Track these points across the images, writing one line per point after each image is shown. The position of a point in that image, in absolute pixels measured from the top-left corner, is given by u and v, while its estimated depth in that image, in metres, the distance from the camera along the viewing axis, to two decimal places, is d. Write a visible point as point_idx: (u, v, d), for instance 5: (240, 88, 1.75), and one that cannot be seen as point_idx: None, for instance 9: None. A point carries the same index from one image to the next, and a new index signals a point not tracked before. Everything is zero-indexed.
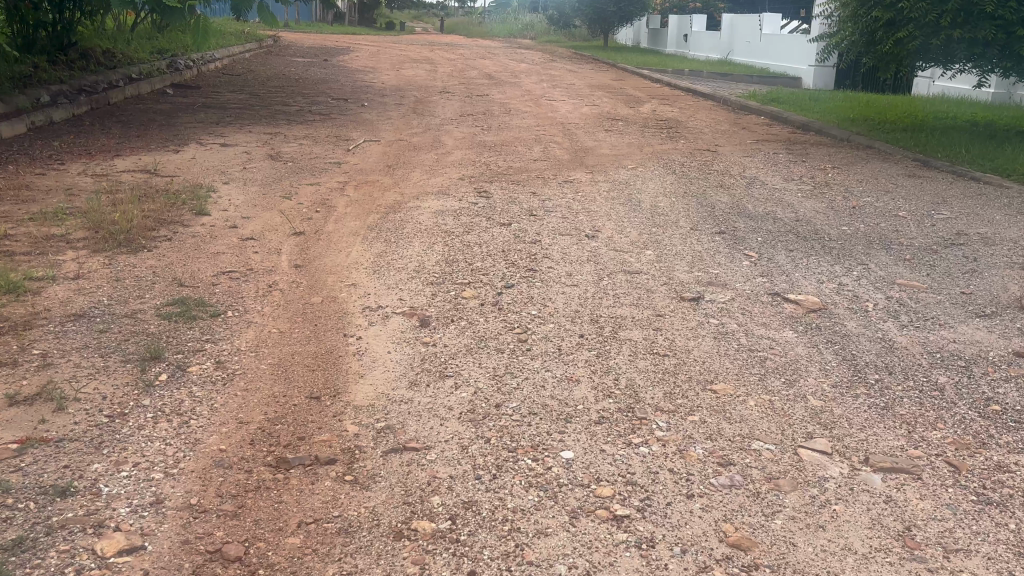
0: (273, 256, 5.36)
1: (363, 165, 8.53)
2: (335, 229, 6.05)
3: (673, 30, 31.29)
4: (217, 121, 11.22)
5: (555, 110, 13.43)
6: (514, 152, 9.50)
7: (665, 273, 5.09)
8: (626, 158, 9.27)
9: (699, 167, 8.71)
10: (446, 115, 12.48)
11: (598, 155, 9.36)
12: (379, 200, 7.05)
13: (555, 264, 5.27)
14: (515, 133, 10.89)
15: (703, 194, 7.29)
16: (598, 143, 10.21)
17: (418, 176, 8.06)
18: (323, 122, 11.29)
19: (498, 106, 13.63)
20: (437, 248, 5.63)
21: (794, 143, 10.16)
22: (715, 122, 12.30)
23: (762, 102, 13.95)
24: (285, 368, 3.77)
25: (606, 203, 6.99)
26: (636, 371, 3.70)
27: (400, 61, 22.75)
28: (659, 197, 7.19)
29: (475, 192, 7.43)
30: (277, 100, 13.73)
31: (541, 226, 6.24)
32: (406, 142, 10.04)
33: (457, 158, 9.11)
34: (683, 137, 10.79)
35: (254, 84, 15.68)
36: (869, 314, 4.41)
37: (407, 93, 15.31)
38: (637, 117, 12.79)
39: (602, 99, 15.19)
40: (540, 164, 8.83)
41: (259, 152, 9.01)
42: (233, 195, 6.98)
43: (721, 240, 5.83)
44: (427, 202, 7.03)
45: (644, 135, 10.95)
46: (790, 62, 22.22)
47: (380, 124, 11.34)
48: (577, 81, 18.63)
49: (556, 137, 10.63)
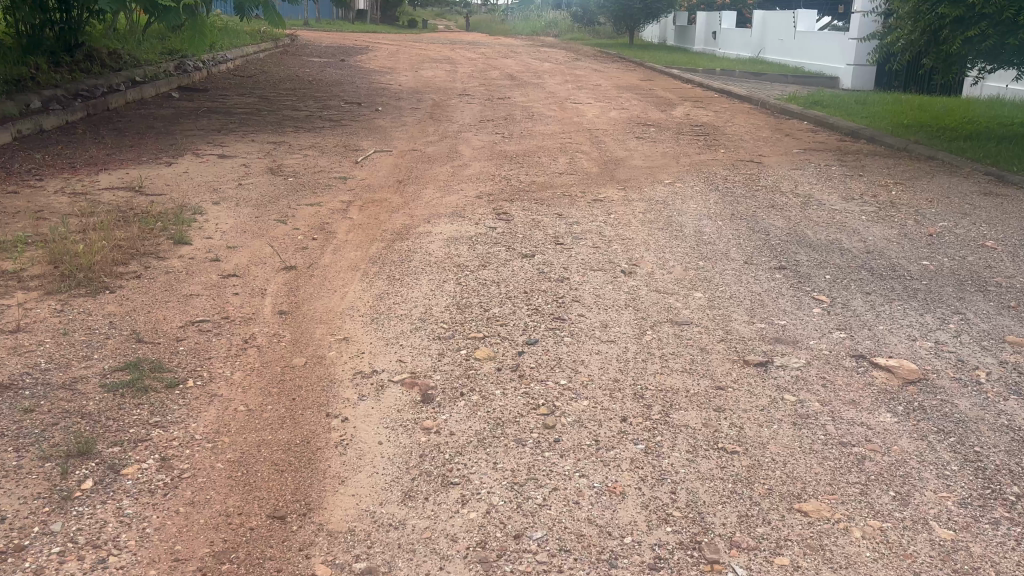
0: (255, 300, 4.57)
1: (371, 179, 7.74)
2: (331, 263, 5.25)
3: (701, 28, 30.23)
4: (219, 127, 10.48)
5: (581, 114, 12.56)
6: (539, 164, 8.67)
7: (720, 325, 4.23)
8: (660, 170, 8.39)
9: (745, 181, 7.81)
10: (465, 121, 11.66)
11: (630, 168, 8.50)
12: (385, 223, 6.25)
13: (586, 310, 4.43)
14: (538, 141, 10.06)
15: (753, 216, 6.41)
16: (630, 153, 9.35)
17: (431, 194, 7.25)
18: (332, 129, 10.51)
19: (521, 110, 12.80)
20: (449, 287, 4.82)
21: (846, 154, 9.23)
22: (755, 128, 11.37)
23: (804, 105, 12.98)
24: (247, 470, 2.97)
25: (643, 228, 6.13)
26: (698, 480, 2.86)
27: (419, 61, 21.96)
28: (703, 220, 6.31)
29: (493, 213, 6.61)
30: (287, 104, 12.98)
31: (569, 258, 5.40)
32: (420, 152, 9.25)
33: (475, 171, 8.29)
34: (721, 146, 9.89)
35: (264, 87, 14.96)
36: (984, 387, 3.52)
37: (424, 96, 14.51)
38: (670, 122, 11.88)
39: (631, 102, 14.28)
40: (566, 178, 7.98)
41: (258, 164, 8.24)
42: (222, 218, 6.21)
43: (782, 279, 4.95)
44: (440, 226, 6.22)
45: (679, 143, 10.06)
46: (827, 60, 21.15)
47: (393, 132, 10.54)
48: (604, 82, 17.73)
49: (583, 146, 9.77)
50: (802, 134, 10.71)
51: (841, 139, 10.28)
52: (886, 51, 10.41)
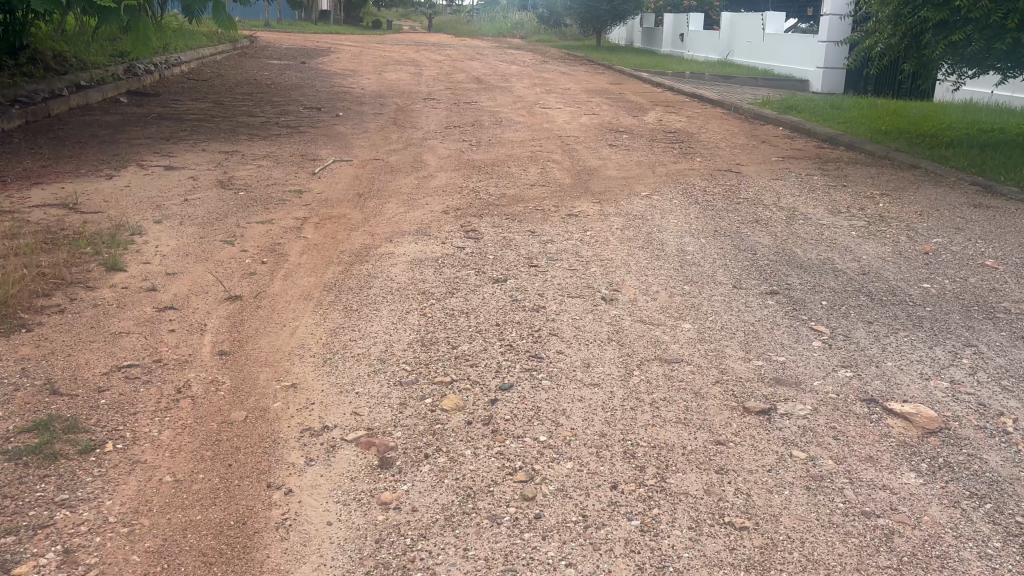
0: (193, 339, 4.07)
1: (330, 193, 7.23)
2: (282, 292, 4.75)
3: (669, 30, 30.04)
4: (169, 136, 9.88)
5: (552, 120, 12.16)
6: (509, 175, 8.24)
7: (714, 363, 3.82)
8: (636, 181, 8.01)
9: (724, 193, 7.45)
10: (431, 127, 11.19)
11: (605, 179, 8.10)
12: (343, 243, 5.77)
13: (565, 346, 3.99)
14: (507, 149, 9.62)
15: (738, 233, 6.04)
16: (603, 162, 8.95)
17: (395, 209, 6.77)
18: (290, 138, 9.97)
19: (488, 116, 12.35)
20: (412, 320, 4.35)
21: (826, 162, 8.93)
22: (730, 134, 11.05)
23: (778, 110, 12.71)
24: (169, 563, 2.48)
25: (622, 247, 5.72)
26: (704, 568, 2.43)
27: (384, 63, 21.41)
28: (686, 237, 5.93)
29: (461, 231, 6.15)
30: (243, 109, 12.41)
31: (544, 283, 4.96)
32: (384, 162, 8.77)
33: (441, 182, 7.82)
34: (697, 153, 9.54)
35: (219, 92, 14.34)
36: (1013, 437, 3.14)
37: (388, 101, 14.00)
38: (643, 128, 11.52)
39: (601, 107, 13.91)
40: (538, 190, 7.56)
41: (208, 177, 7.70)
42: (163, 239, 5.67)
43: (776, 305, 4.56)
44: (403, 245, 5.75)
45: (653, 151, 9.69)
46: (796, 63, 21.01)
47: (355, 140, 10.03)
48: (573, 86, 17.36)
49: (554, 154, 9.36)
50: (778, 141, 10.41)
51: (818, 146, 9.99)
52: (863, 55, 10.15)
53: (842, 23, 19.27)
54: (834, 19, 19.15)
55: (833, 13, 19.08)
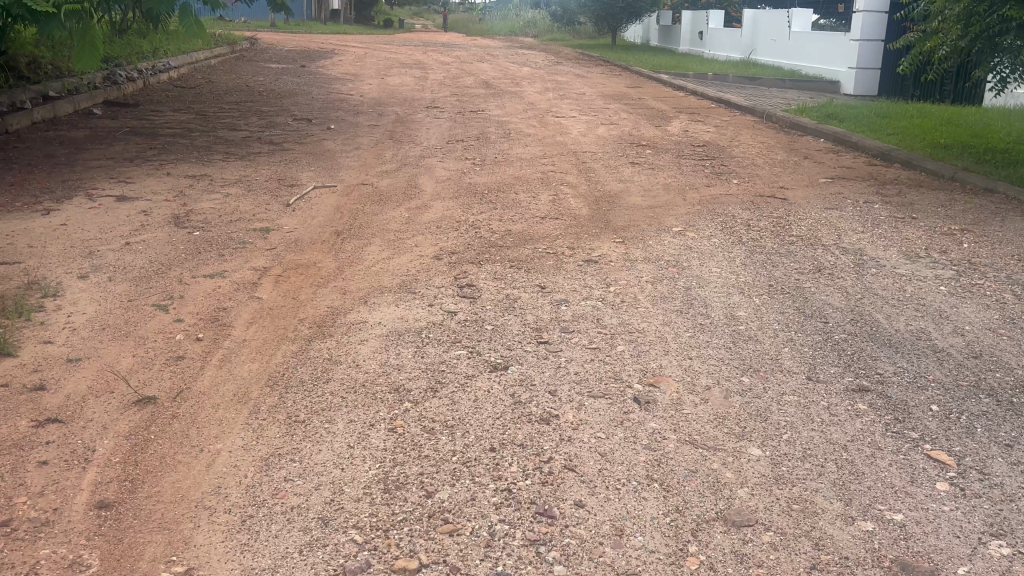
0: (67, 478, 2.93)
1: (303, 231, 6.10)
2: (210, 391, 3.61)
3: (688, 27, 28.73)
4: (134, 156, 8.79)
5: (566, 132, 10.98)
6: (517, 205, 7.07)
7: (802, 528, 2.65)
8: (665, 211, 6.82)
9: (772, 228, 6.25)
10: (431, 141, 10.04)
11: (627, 209, 6.92)
12: (306, 306, 4.62)
13: (586, 492, 2.83)
14: (515, 170, 8.46)
15: (799, 289, 4.86)
16: (625, 185, 7.77)
17: (377, 253, 5.63)
18: (271, 158, 8.86)
19: (496, 127, 11.18)
20: (376, 440, 3.19)
21: (883, 185, 7.70)
22: (765, 148, 9.84)
23: (817, 118, 11.46)
24: None
25: (656, 310, 4.55)
26: None
27: (388, 66, 20.29)
28: (734, 296, 4.75)
29: (454, 285, 5.00)
30: (226, 121, 11.29)
31: (556, 370, 3.79)
32: (372, 187, 7.63)
33: (435, 214, 6.67)
34: (732, 173, 8.34)
35: (205, 101, 13.24)
36: None
37: (387, 110, 12.85)
38: (667, 141, 10.32)
39: (620, 115, 12.70)
40: (550, 226, 6.39)
41: (163, 210, 6.58)
42: (80, 303, 4.55)
43: (873, 414, 3.38)
44: (381, 308, 4.60)
45: (682, 170, 8.51)
46: (825, 63, 19.69)
47: (344, 159, 8.90)
48: (588, 90, 16.16)
49: (568, 176, 8.19)
50: (822, 157, 9.20)
51: (869, 164, 8.77)
52: (921, 58, 8.90)
53: (877, 20, 17.96)
54: (867, 17, 17.88)
55: (866, 10, 17.82)
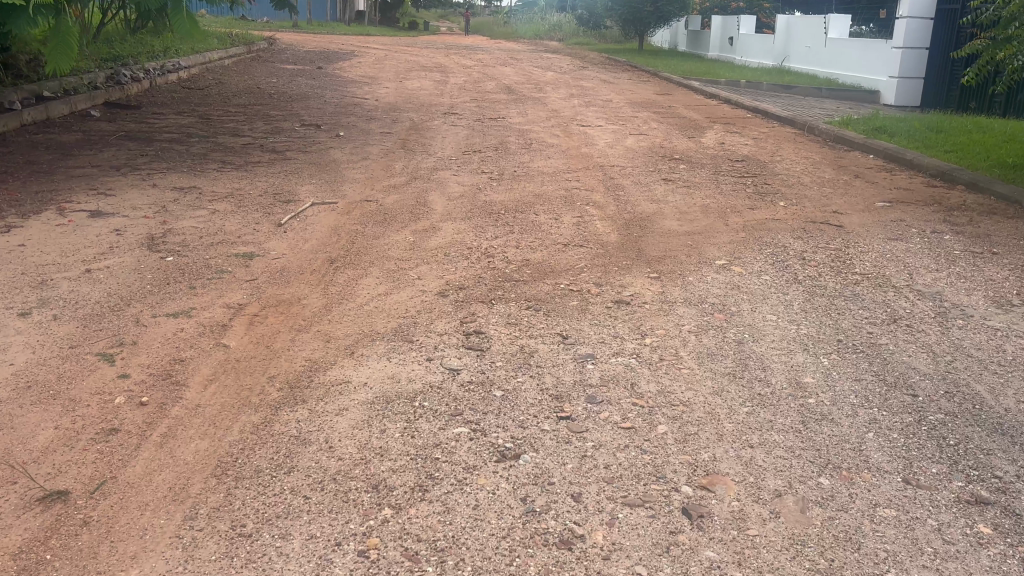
0: None
1: (292, 258, 5.35)
2: (139, 483, 2.87)
3: (718, 32, 27.80)
4: (122, 164, 8.11)
5: (592, 143, 10.18)
6: (537, 228, 6.28)
7: None
8: (705, 239, 5.99)
9: (830, 263, 5.42)
10: (445, 152, 9.28)
11: (661, 235, 6.10)
12: (279, 360, 3.86)
13: None
14: (535, 186, 7.68)
15: (874, 347, 4.02)
16: (658, 207, 6.97)
17: (372, 287, 4.86)
18: (270, 168, 8.14)
19: (516, 137, 10.41)
20: (340, 571, 2.42)
21: (950, 211, 6.83)
22: (810, 164, 8.99)
23: (865, 131, 10.58)
24: None
25: (701, 373, 3.73)
26: None
27: (407, 68, 19.59)
28: (796, 356, 3.92)
29: (460, 331, 4.22)
30: (228, 126, 10.60)
31: (580, 462, 2.99)
32: (376, 204, 6.88)
33: (444, 238, 5.89)
34: (777, 194, 7.49)
35: (211, 103, 12.58)
36: None
37: (402, 116, 12.12)
38: (702, 155, 9.49)
39: (648, 124, 11.89)
40: (573, 255, 5.59)
41: (138, 229, 5.86)
42: (10, 351, 3.82)
43: (1003, 545, 2.55)
44: (369, 362, 3.82)
45: (720, 189, 7.69)
46: (865, 72, 18.72)
47: (349, 170, 8.17)
48: (615, 96, 15.36)
49: (594, 194, 7.40)
50: (875, 177, 8.33)
51: (929, 186, 7.89)
52: (990, 68, 8.01)
53: (922, 27, 16.98)
54: (911, 23, 16.85)
55: (910, 15, 16.79)
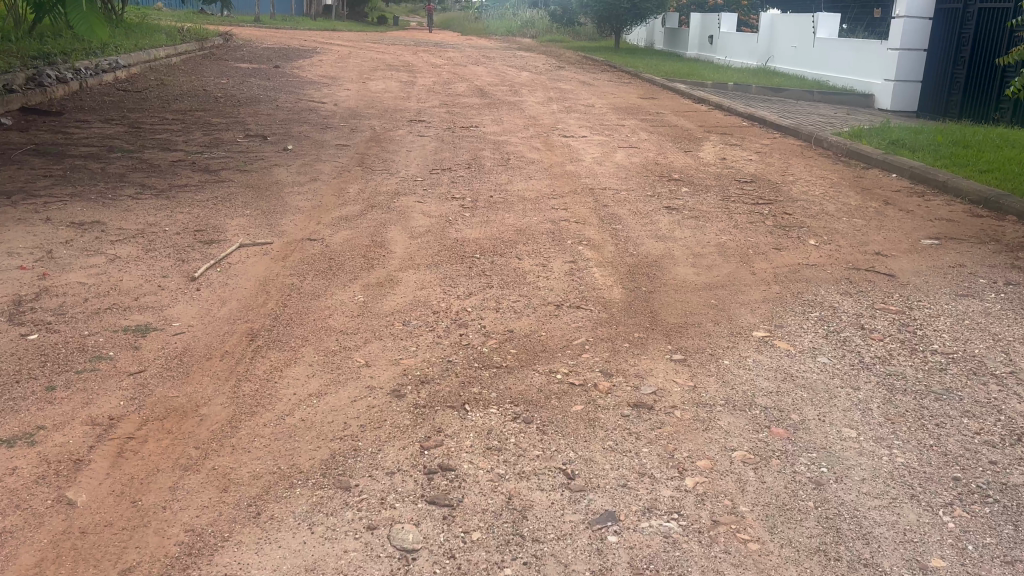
0: None
1: (201, 335, 4.05)
2: None
3: (698, 30, 26.74)
4: (17, 188, 6.73)
5: (578, 159, 8.98)
6: (520, 278, 5.06)
7: None
8: (730, 297, 4.79)
9: (896, 334, 4.24)
10: (410, 171, 8.02)
11: (675, 289, 4.90)
12: (145, 534, 2.57)
13: None
14: (516, 218, 6.46)
15: (1010, 493, 2.84)
16: (665, 246, 5.77)
17: (301, 381, 3.58)
18: (198, 193, 6.81)
19: (492, 151, 9.17)
20: None
21: (1014, 253, 5.72)
22: (827, 187, 7.86)
23: (881, 146, 9.49)
24: None
25: (777, 553, 2.53)
26: None
27: (372, 68, 18.25)
28: (906, 513, 2.73)
29: (420, 464, 2.96)
30: (160, 138, 9.21)
31: None
32: (321, 244, 5.60)
33: (403, 297, 4.63)
34: (802, 228, 6.34)
35: (146, 108, 11.15)
36: None
37: (363, 124, 10.82)
38: (705, 174, 8.32)
39: (637, 134, 10.71)
40: (570, 321, 4.37)
41: (4, 288, 4.52)
42: None
43: None
44: (281, 536, 2.55)
45: (733, 220, 6.52)
46: (856, 74, 17.71)
47: (294, 197, 6.87)
48: (597, 100, 14.16)
49: (585, 229, 6.21)
50: (907, 203, 7.23)
51: (974, 216, 6.79)
52: None
53: (921, 28, 15.99)
54: (908, 23, 15.86)
55: (907, 15, 15.80)
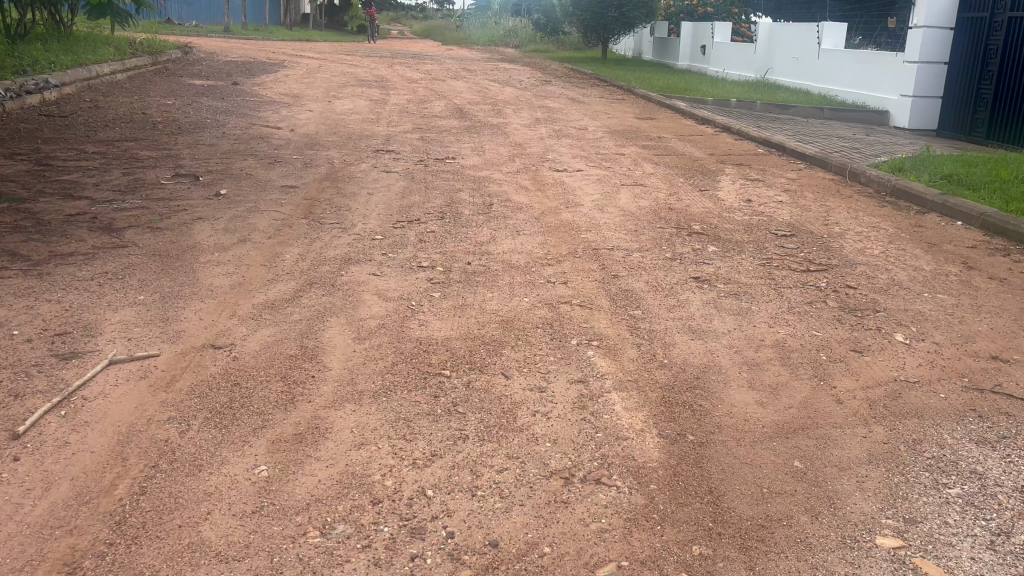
0: None
1: None
2: None
3: (690, 40, 25.32)
4: None
5: (574, 202, 7.43)
6: (506, 416, 3.48)
7: None
8: (821, 455, 3.23)
9: None
10: (368, 225, 6.43)
11: (734, 439, 3.32)
12: None
13: None
14: (501, 300, 4.89)
15: None
16: (704, 349, 4.23)
17: None
18: (84, 266, 5.21)
19: (471, 193, 7.61)
20: None
21: None
22: (886, 243, 6.35)
23: (930, 182, 8.01)
24: None
25: None
26: None
27: (342, 84, 16.66)
28: None
29: None
30: (66, 179, 7.59)
31: None
32: (229, 355, 4.00)
33: (329, 469, 3.03)
34: (879, 313, 4.81)
35: (66, 139, 9.52)
36: None
37: (320, 156, 9.22)
38: (732, 224, 6.78)
39: (640, 166, 9.19)
40: (590, 516, 2.80)
41: None
42: None
43: None
44: None
45: (784, 300, 4.98)
46: (866, 89, 16.29)
47: (211, 269, 5.27)
48: (590, 122, 12.65)
49: (593, 318, 4.66)
50: (994, 268, 5.73)
51: None
52: None
53: (940, 38, 14.59)
54: (928, 33, 14.49)
55: (927, 25, 14.42)
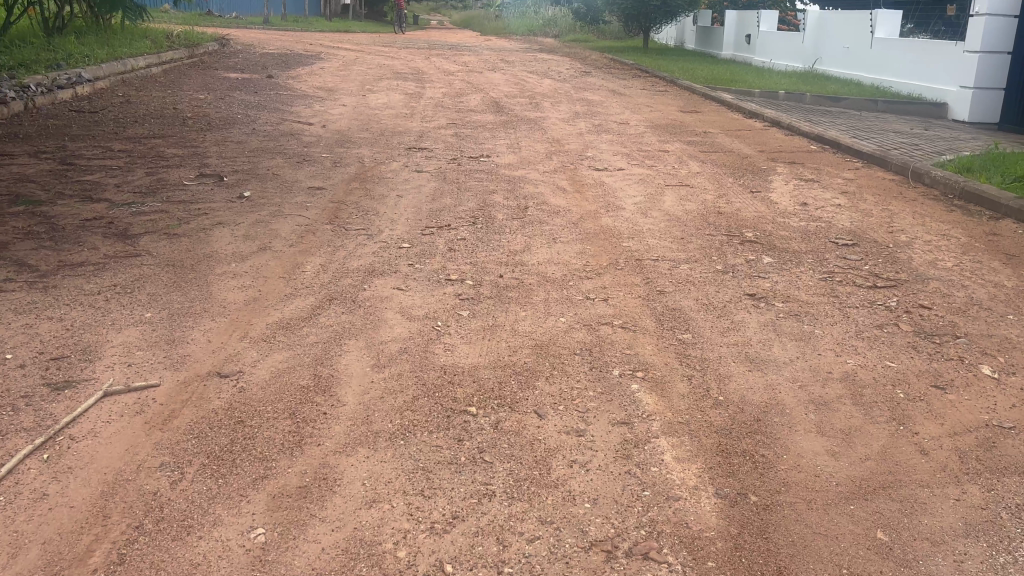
0: None
1: None
2: None
3: (734, 29, 24.52)
4: None
5: (615, 205, 6.96)
6: (540, 467, 3.05)
7: None
8: (909, 524, 2.75)
9: None
10: (394, 231, 6.04)
11: (804, 502, 2.86)
12: None
13: None
14: (535, 319, 4.46)
15: None
16: (763, 381, 3.76)
17: None
18: (93, 277, 4.89)
19: (505, 195, 7.18)
20: None
21: None
22: (959, 253, 5.78)
23: (1002, 184, 7.38)
24: None
25: None
26: None
27: (377, 76, 16.33)
28: None
29: None
30: (87, 180, 7.33)
31: None
32: (235, 386, 3.63)
33: (335, 534, 2.64)
34: (960, 339, 4.28)
35: (92, 135, 9.30)
36: None
37: (350, 154, 8.86)
38: (787, 231, 6.25)
39: (685, 165, 8.67)
40: None
41: None
42: None
43: None
44: None
45: (851, 322, 4.47)
46: (921, 80, 15.48)
47: (226, 281, 4.92)
48: (631, 116, 12.13)
49: (637, 341, 4.20)
50: None
51: None
52: None
53: (1004, 27, 13.82)
54: (991, 22, 13.73)
55: (989, 12, 13.68)
